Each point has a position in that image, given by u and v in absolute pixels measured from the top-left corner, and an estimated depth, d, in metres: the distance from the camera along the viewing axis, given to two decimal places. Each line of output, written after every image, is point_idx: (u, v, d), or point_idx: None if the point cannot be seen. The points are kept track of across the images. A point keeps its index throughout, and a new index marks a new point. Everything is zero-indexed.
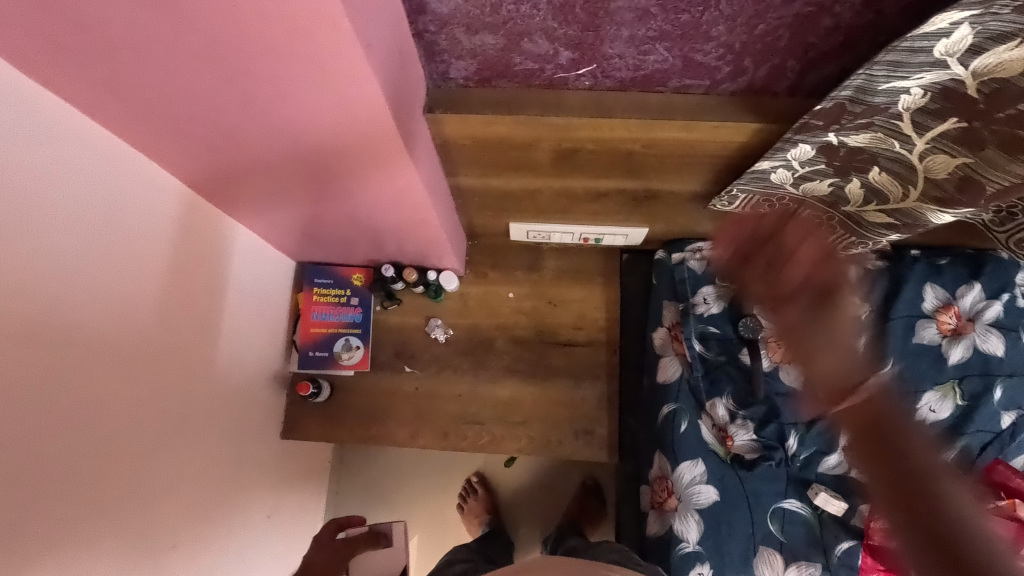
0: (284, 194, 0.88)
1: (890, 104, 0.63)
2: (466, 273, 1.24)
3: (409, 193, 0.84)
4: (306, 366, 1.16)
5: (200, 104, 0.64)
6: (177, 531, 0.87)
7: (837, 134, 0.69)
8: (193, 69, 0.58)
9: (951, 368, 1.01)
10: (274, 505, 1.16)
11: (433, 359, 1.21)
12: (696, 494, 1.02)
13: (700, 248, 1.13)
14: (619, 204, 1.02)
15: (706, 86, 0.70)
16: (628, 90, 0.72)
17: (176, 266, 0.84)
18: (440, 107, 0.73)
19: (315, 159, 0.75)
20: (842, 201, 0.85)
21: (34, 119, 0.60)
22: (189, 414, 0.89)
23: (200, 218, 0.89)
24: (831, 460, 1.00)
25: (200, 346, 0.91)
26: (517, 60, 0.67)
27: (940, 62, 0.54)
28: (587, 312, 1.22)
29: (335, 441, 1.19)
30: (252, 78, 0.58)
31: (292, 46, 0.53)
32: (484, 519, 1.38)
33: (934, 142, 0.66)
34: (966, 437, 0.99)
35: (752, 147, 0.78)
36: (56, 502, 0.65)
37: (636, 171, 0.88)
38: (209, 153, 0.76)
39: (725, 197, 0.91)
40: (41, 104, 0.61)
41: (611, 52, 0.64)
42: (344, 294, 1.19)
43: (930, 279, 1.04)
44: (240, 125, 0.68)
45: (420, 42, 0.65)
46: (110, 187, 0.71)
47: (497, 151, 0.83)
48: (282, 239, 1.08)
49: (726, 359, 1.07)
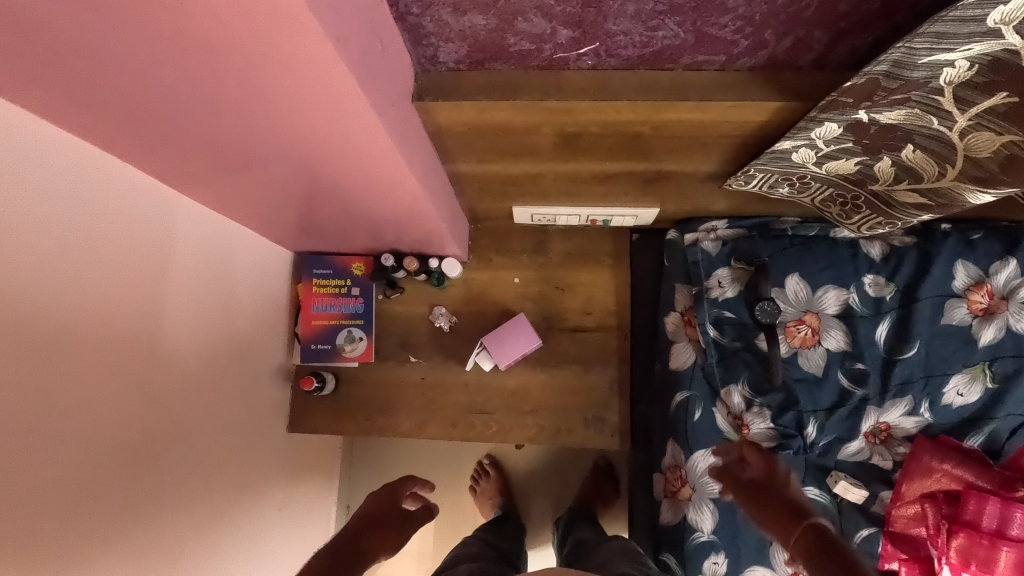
0: (267, 187, 0.82)
1: (930, 78, 0.56)
2: (470, 258, 1.19)
3: (402, 186, 0.80)
4: (308, 359, 1.13)
5: (168, 105, 0.59)
6: (187, 540, 0.86)
7: (868, 111, 0.63)
8: (153, 70, 0.53)
9: (981, 350, 0.95)
10: (285, 497, 1.16)
11: (439, 348, 1.18)
12: (711, 484, 0.99)
13: (714, 227, 1.08)
14: (628, 185, 0.95)
15: (722, 62, 0.64)
16: (635, 68, 0.66)
17: (166, 270, 0.80)
18: (429, 95, 0.67)
19: (297, 153, 0.70)
20: (869, 179, 0.78)
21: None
22: (188, 419, 0.86)
23: (186, 218, 0.84)
24: (851, 447, 0.97)
25: (196, 352, 0.88)
26: (512, 41, 0.61)
27: (993, 31, 0.47)
28: (596, 297, 1.17)
29: (341, 433, 1.18)
30: (218, 73, 0.53)
31: (254, 39, 0.47)
32: (497, 501, 1.37)
33: (978, 118, 0.60)
34: (996, 421, 0.94)
35: (772, 126, 0.71)
36: (51, 537, 0.62)
37: (645, 152, 0.82)
38: (190, 153, 0.71)
39: (742, 176, 0.84)
40: (12, 120, 0.56)
41: (615, 29, 0.58)
42: (344, 284, 1.15)
43: (961, 256, 0.98)
44: (214, 122, 0.63)
45: (404, 25, 0.59)
46: (82, 197, 0.65)
47: (495, 137, 0.77)
48: (277, 232, 1.04)
49: (741, 345, 1.02)
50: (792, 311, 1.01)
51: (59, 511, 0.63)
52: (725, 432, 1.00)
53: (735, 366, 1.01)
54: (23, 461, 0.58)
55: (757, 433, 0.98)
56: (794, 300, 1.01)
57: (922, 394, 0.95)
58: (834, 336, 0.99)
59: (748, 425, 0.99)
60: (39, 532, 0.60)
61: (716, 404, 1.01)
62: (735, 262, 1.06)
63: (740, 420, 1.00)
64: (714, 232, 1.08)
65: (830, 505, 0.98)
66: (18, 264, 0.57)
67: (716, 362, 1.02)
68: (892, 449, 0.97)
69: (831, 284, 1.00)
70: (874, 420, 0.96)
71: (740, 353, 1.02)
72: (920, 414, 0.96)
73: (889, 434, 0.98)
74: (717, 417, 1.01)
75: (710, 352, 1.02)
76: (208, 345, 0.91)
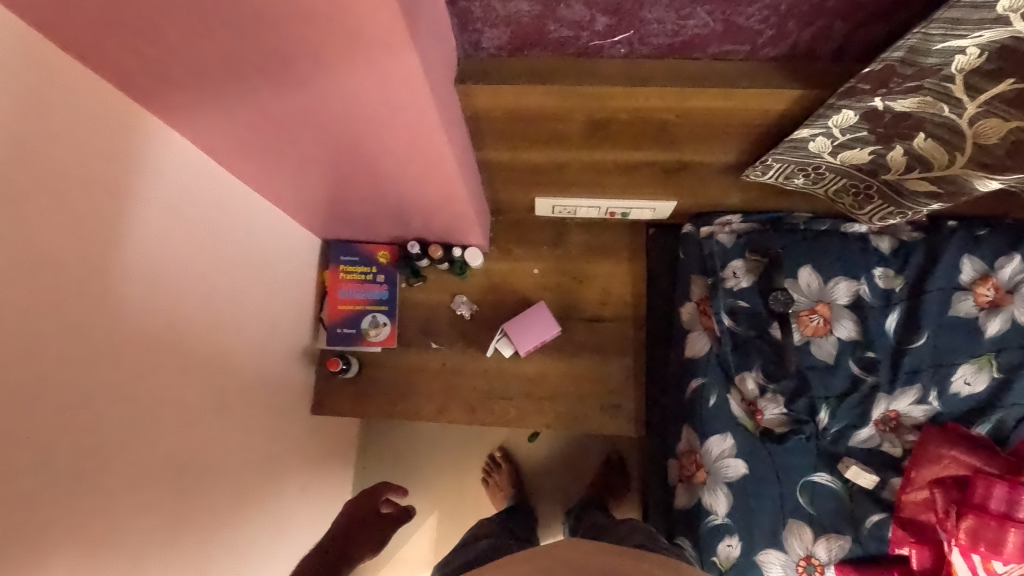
0: (310, 167, 0.87)
1: (942, 65, 0.60)
2: (491, 249, 1.23)
3: (439, 168, 0.84)
4: (334, 343, 1.18)
5: (233, 75, 0.63)
6: (219, 510, 0.88)
7: (883, 98, 0.67)
8: (226, 42, 0.57)
9: (987, 341, 0.98)
10: (307, 480, 1.18)
11: (459, 335, 1.22)
12: (725, 468, 1.02)
13: (728, 221, 1.13)
14: (650, 177, 1.00)
15: (746, 51, 0.68)
16: (665, 57, 0.70)
17: (215, 245, 0.85)
18: (470, 79, 0.71)
19: (344, 132, 0.75)
20: (882, 168, 0.82)
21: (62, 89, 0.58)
22: (223, 392, 0.89)
23: (233, 199, 0.89)
24: (862, 434, 1.00)
25: (237, 327, 0.92)
26: (552, 27, 0.65)
27: (1001, 18, 0.52)
28: (613, 288, 1.21)
29: (362, 416, 1.21)
30: (287, 45, 0.57)
31: (331, 12, 0.51)
32: (509, 491, 1.38)
33: (987, 105, 0.64)
34: (1001, 411, 0.97)
35: (791, 114, 0.76)
36: (99, 488, 0.65)
37: (668, 142, 0.86)
38: (243, 128, 0.75)
39: (759, 166, 0.88)
40: (79, 82, 0.60)
41: (649, 18, 0.62)
42: (370, 271, 1.19)
43: (968, 250, 1.01)
44: (273, 96, 0.67)
45: (454, 10, 0.63)
46: (144, 166, 0.70)
47: (527, 122, 0.82)
48: (308, 216, 1.08)
49: (755, 333, 1.06)
50: (805, 301, 1.05)
51: (107, 467, 0.66)
52: (740, 419, 1.03)
53: (749, 353, 1.05)
54: (76, 410, 0.61)
55: (769, 420, 1.03)
56: (807, 290, 1.05)
57: (930, 382, 0.99)
58: (845, 325, 1.03)
59: (761, 411, 1.03)
60: (90, 481, 0.63)
61: (730, 391, 1.05)
62: (749, 254, 1.10)
63: (754, 407, 1.04)
64: (729, 226, 1.13)
65: (841, 491, 1.00)
66: (80, 223, 0.60)
67: (731, 350, 1.06)
68: (901, 437, 1.00)
69: (844, 276, 1.05)
70: (884, 407, 0.99)
71: (754, 341, 1.06)
72: (928, 403, 0.99)
73: (898, 422, 1.01)
74: (731, 404, 1.04)
75: (725, 340, 1.06)
76: (246, 321, 0.95)
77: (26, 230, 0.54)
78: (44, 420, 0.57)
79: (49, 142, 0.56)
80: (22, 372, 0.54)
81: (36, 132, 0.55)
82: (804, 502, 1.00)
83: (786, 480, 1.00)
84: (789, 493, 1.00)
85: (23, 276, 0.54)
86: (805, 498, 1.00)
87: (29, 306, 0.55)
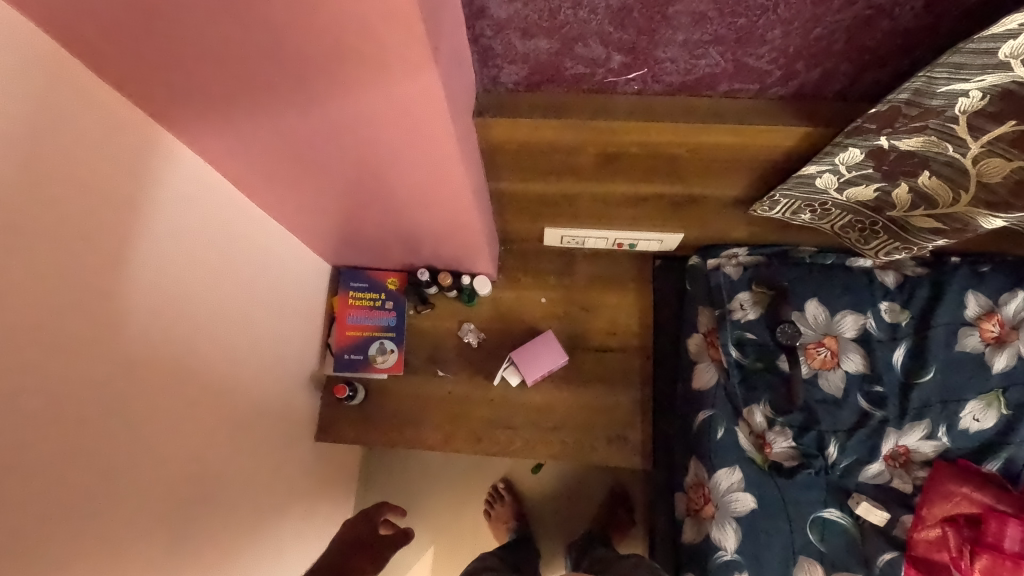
0: (326, 193, 0.89)
1: (946, 106, 0.63)
2: (500, 277, 1.25)
3: (455, 197, 0.86)
4: (341, 369, 1.18)
5: (259, 103, 0.66)
6: (220, 538, 0.86)
7: (889, 138, 0.70)
8: (257, 71, 0.59)
9: (995, 377, 0.98)
10: (308, 510, 1.16)
11: (466, 363, 1.22)
12: (733, 502, 1.00)
13: (735, 254, 1.14)
14: (658, 209, 1.02)
15: (755, 90, 0.71)
16: (676, 94, 0.73)
17: (229, 266, 0.86)
18: (488, 111, 0.74)
19: (362, 159, 0.76)
20: (887, 205, 0.85)
21: (92, 113, 0.60)
22: (230, 416, 0.89)
23: (248, 224, 0.92)
24: (872, 469, 0.99)
25: (246, 350, 0.92)
26: (569, 65, 0.68)
27: (1003, 64, 0.54)
28: (620, 318, 1.22)
29: (366, 444, 1.20)
30: (316, 75, 0.59)
31: (360, 46, 0.53)
32: (511, 525, 1.36)
33: (989, 145, 0.66)
34: (1012, 448, 0.96)
35: (799, 152, 0.78)
36: (102, 512, 0.64)
37: (677, 175, 0.88)
38: (264, 153, 0.77)
39: (766, 202, 0.91)
40: (112, 107, 0.63)
41: (663, 57, 0.65)
42: (378, 298, 1.21)
43: (971, 286, 1.02)
44: (298, 125, 0.69)
45: (475, 46, 0.66)
46: (164, 187, 0.71)
47: (543, 155, 0.84)
48: (320, 241, 1.09)
49: (762, 365, 1.06)
50: (812, 334, 1.05)
51: (112, 491, 0.65)
52: (748, 452, 1.03)
53: (757, 386, 1.05)
54: (83, 432, 0.61)
55: (778, 453, 1.02)
56: (813, 323, 1.06)
57: (939, 418, 0.98)
58: (853, 359, 1.03)
59: (770, 444, 1.02)
60: (93, 505, 0.62)
61: (738, 424, 1.04)
62: (756, 287, 1.11)
63: (763, 440, 1.03)
64: (736, 258, 1.14)
65: (851, 528, 0.98)
66: (98, 245, 0.62)
67: (738, 382, 1.06)
68: (910, 472, 0.99)
69: (851, 310, 1.05)
70: (893, 442, 0.99)
71: (761, 373, 1.06)
72: (938, 439, 0.98)
73: (908, 458, 1.00)
74: (739, 437, 1.03)
75: (733, 372, 1.06)
76: (256, 344, 0.95)
77: (45, 250, 0.55)
78: (49, 442, 0.57)
79: (77, 166, 0.58)
80: (33, 391, 0.55)
81: (65, 154, 0.57)
82: (814, 539, 0.98)
83: (796, 516, 0.99)
84: (799, 529, 0.99)
85: (37, 296, 0.55)
86: (815, 535, 0.98)
87: (41, 327, 0.55)
